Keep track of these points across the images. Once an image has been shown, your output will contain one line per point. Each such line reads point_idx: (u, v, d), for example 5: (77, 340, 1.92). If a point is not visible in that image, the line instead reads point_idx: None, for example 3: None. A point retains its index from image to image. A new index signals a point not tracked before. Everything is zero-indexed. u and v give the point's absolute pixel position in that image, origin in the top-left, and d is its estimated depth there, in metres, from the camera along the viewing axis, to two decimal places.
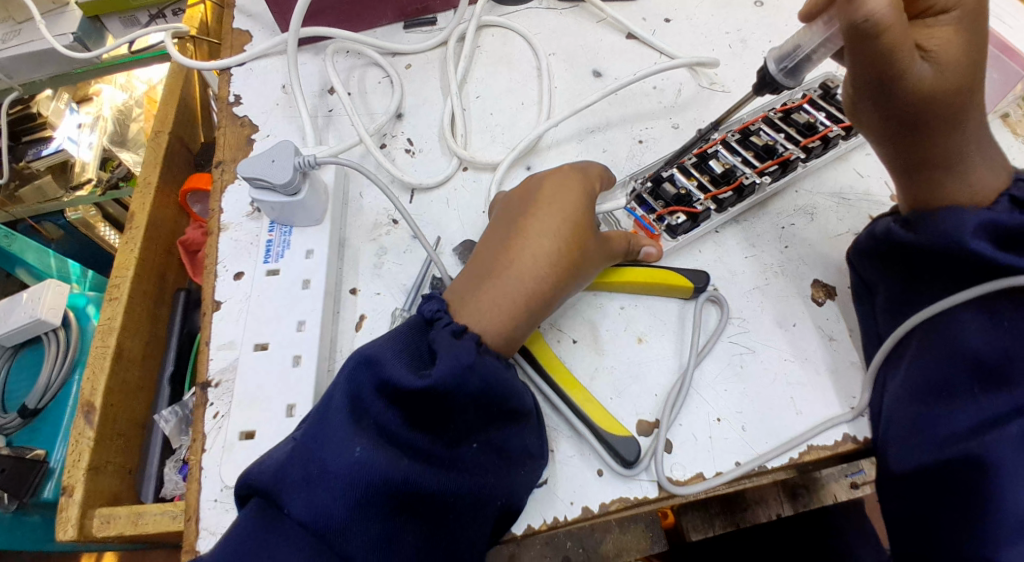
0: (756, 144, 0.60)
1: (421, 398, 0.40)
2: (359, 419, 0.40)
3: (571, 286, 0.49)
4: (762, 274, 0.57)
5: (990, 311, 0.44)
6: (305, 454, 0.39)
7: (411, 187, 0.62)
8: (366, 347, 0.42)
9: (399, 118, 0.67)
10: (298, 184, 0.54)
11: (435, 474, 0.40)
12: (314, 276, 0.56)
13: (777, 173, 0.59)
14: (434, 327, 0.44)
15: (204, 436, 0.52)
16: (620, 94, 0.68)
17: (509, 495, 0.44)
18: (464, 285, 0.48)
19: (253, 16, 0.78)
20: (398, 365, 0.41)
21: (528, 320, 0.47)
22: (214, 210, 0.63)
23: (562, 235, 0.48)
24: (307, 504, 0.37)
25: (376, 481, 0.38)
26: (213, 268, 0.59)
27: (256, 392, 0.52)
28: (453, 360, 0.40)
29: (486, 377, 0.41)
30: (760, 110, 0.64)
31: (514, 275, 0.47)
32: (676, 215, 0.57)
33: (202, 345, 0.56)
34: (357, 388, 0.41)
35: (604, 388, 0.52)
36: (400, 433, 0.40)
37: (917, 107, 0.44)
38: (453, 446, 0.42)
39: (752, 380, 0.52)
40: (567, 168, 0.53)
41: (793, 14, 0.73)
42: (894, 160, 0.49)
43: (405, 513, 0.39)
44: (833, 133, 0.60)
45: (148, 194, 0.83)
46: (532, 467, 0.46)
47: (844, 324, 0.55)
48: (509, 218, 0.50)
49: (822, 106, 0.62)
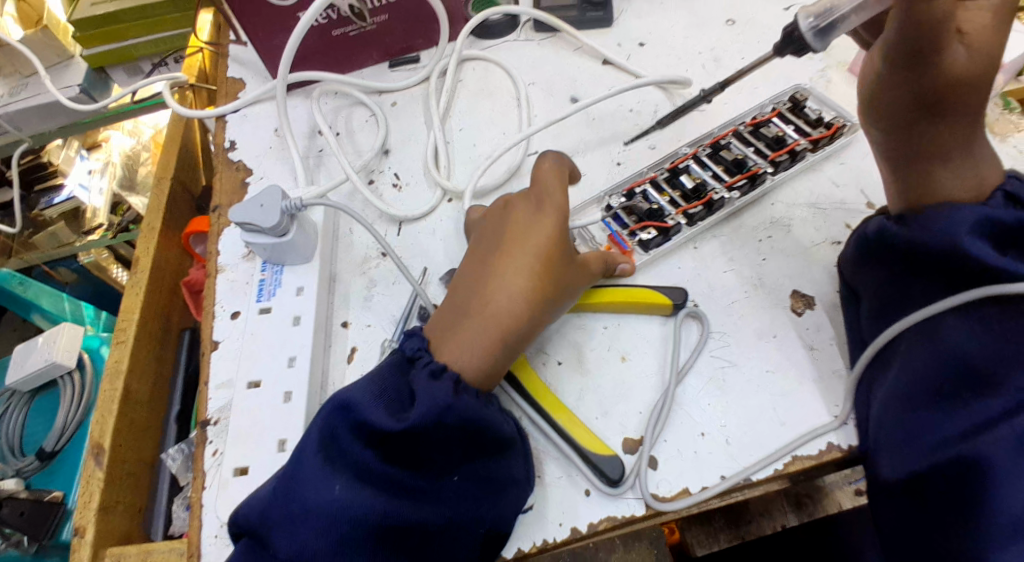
0: (726, 158, 0.63)
1: (400, 437, 0.42)
2: (336, 459, 0.42)
3: (549, 315, 0.51)
4: (741, 287, 0.59)
5: (976, 313, 0.44)
6: (286, 493, 0.41)
7: (398, 220, 0.64)
8: (346, 389, 0.44)
9: (385, 154, 0.70)
10: (286, 226, 0.57)
11: (417, 505, 0.42)
12: (303, 312, 0.58)
13: (746, 187, 0.62)
14: (415, 367, 0.46)
15: (205, 473, 0.54)
16: (598, 118, 0.70)
17: (493, 520, 0.46)
18: (444, 323, 0.49)
19: (245, 63, 0.82)
20: (376, 408, 0.42)
21: (506, 355, 0.49)
22: (211, 251, 0.65)
23: (533, 268, 0.49)
24: (290, 541, 0.40)
25: (359, 518, 0.40)
26: (211, 309, 0.62)
27: (251, 428, 0.53)
28: (431, 399, 0.42)
29: (463, 415, 0.43)
30: (732, 123, 0.67)
31: (492, 313, 0.48)
32: (648, 230, 0.60)
33: (201, 385, 0.58)
34: (339, 428, 0.42)
35: (591, 407, 0.53)
36: (382, 471, 0.42)
37: (939, 97, 0.42)
38: (434, 479, 0.44)
39: (733, 393, 0.53)
40: (540, 193, 0.54)
41: (765, 32, 0.75)
42: (889, 156, 0.47)
43: (389, 547, 0.41)
44: (801, 146, 0.63)
45: (152, 237, 0.86)
46: (517, 493, 0.47)
47: (825, 333, 0.56)
48: (484, 256, 0.52)
49: (790, 119, 0.65)
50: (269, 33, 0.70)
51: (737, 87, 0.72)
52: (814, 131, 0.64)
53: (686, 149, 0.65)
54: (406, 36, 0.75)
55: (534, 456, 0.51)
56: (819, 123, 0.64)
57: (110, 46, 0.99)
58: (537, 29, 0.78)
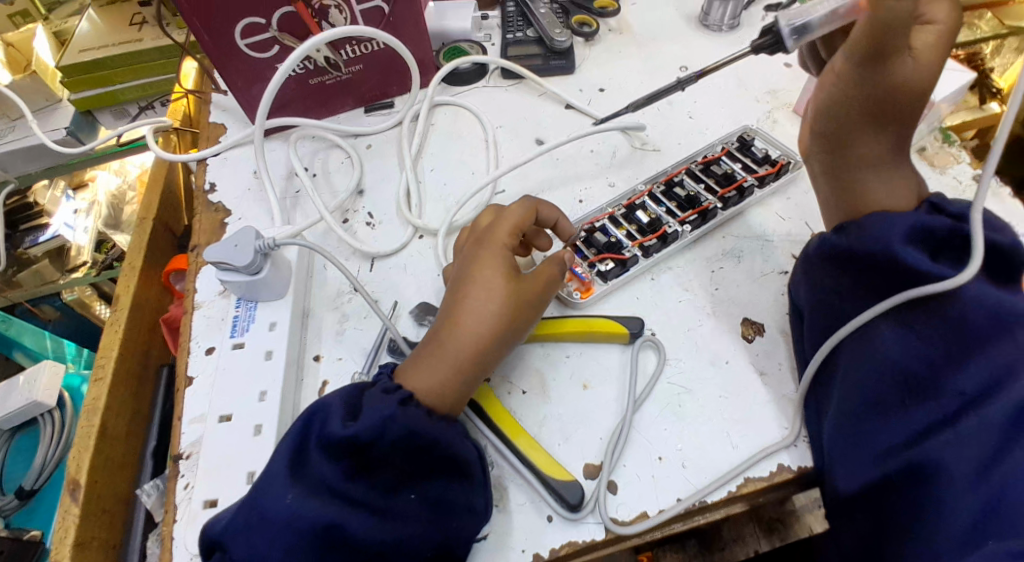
0: (678, 195, 0.67)
1: (350, 447, 0.45)
2: (300, 469, 0.45)
3: (511, 342, 0.53)
4: (695, 316, 0.62)
5: (905, 322, 0.48)
6: (251, 497, 0.45)
7: (371, 256, 0.67)
8: (317, 403, 0.48)
9: (359, 194, 0.73)
10: (259, 264, 0.59)
11: (364, 521, 0.44)
12: (276, 346, 0.60)
13: (697, 221, 0.66)
14: (370, 389, 0.49)
15: (176, 507, 0.55)
16: (561, 158, 0.75)
17: (438, 541, 0.47)
18: (414, 353, 0.53)
19: (227, 109, 0.85)
20: (335, 416, 0.46)
21: (469, 382, 0.52)
22: (189, 289, 0.68)
23: (502, 294, 0.53)
24: (247, 543, 0.43)
25: (304, 525, 0.43)
26: (187, 345, 0.64)
27: (224, 460, 0.55)
28: (378, 412, 0.46)
29: (407, 426, 0.46)
30: (685, 162, 0.72)
31: (453, 345, 0.51)
32: (606, 262, 0.63)
33: (175, 420, 0.60)
34: (300, 439, 0.46)
35: (553, 433, 0.55)
36: (333, 483, 0.45)
37: (882, 101, 0.50)
38: (386, 495, 0.46)
39: (688, 418, 0.56)
40: (500, 221, 0.57)
41: (712, 79, 0.83)
42: (828, 156, 0.55)
43: (335, 558, 0.43)
44: (747, 183, 0.67)
45: (133, 275, 0.88)
46: (469, 517, 0.49)
47: (774, 358, 0.59)
48: (453, 283, 0.55)
49: (737, 158, 0.71)
50: (249, 82, 0.74)
51: (691, 129, 0.77)
52: (760, 168, 0.69)
53: (642, 186, 0.70)
54: (381, 83, 0.80)
55: (498, 484, 0.53)
56: (764, 160, 0.70)
57: (98, 90, 1.03)
58: (505, 76, 0.83)
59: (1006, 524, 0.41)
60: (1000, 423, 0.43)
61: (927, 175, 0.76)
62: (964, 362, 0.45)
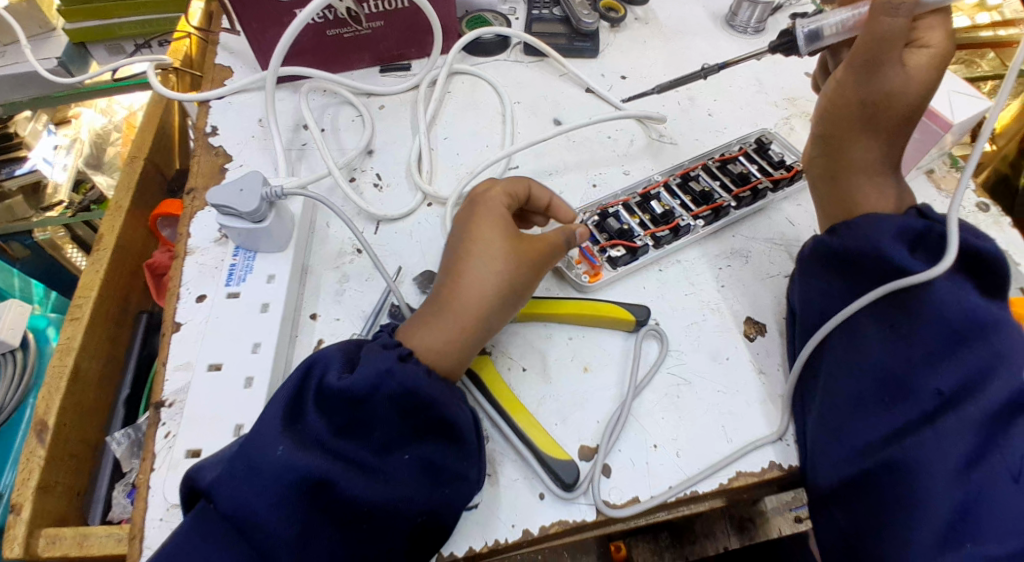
0: (694, 190, 0.67)
1: (345, 402, 0.44)
2: (292, 424, 0.44)
3: (509, 315, 0.52)
4: (699, 310, 0.62)
5: (889, 321, 0.49)
6: (236, 450, 0.43)
7: (377, 218, 0.66)
8: (316, 353, 0.47)
9: (369, 154, 0.71)
10: (264, 212, 0.57)
11: (356, 479, 0.43)
12: (273, 300, 0.58)
13: (710, 218, 0.65)
14: (367, 346, 0.48)
15: (154, 455, 0.53)
16: (577, 141, 0.74)
17: (430, 507, 0.46)
18: (414, 320, 0.51)
19: (235, 53, 0.82)
20: (332, 370, 0.45)
21: (467, 351, 0.50)
22: (182, 234, 0.65)
23: (505, 258, 0.52)
24: (233, 499, 0.41)
25: (294, 478, 0.41)
26: (177, 290, 0.61)
27: (209, 410, 0.53)
28: (377, 367, 0.45)
29: (402, 385, 0.44)
30: (701, 157, 0.72)
31: (453, 314, 0.50)
32: (616, 248, 0.63)
33: (159, 365, 0.58)
34: (296, 390, 0.45)
35: (549, 413, 0.55)
36: (326, 438, 0.44)
37: (874, 106, 0.53)
38: (377, 455, 0.45)
39: (687, 410, 0.56)
40: (502, 190, 0.56)
41: (732, 79, 0.82)
42: (824, 156, 0.57)
43: (322, 514, 0.42)
44: (762, 185, 0.67)
45: (119, 217, 0.84)
46: (464, 485, 0.48)
47: (774, 358, 0.59)
48: (453, 246, 0.54)
49: (755, 158, 0.70)
50: (265, 26, 0.71)
51: (709, 127, 0.77)
52: (776, 172, 0.69)
53: (658, 177, 0.69)
54: (399, 44, 0.77)
55: (491, 458, 0.53)
56: (780, 165, 0.69)
57: (92, 22, 0.98)
58: (527, 52, 0.81)
59: (976, 527, 0.42)
60: (975, 423, 0.43)
61: (933, 199, 0.77)
62: (943, 362, 0.46)
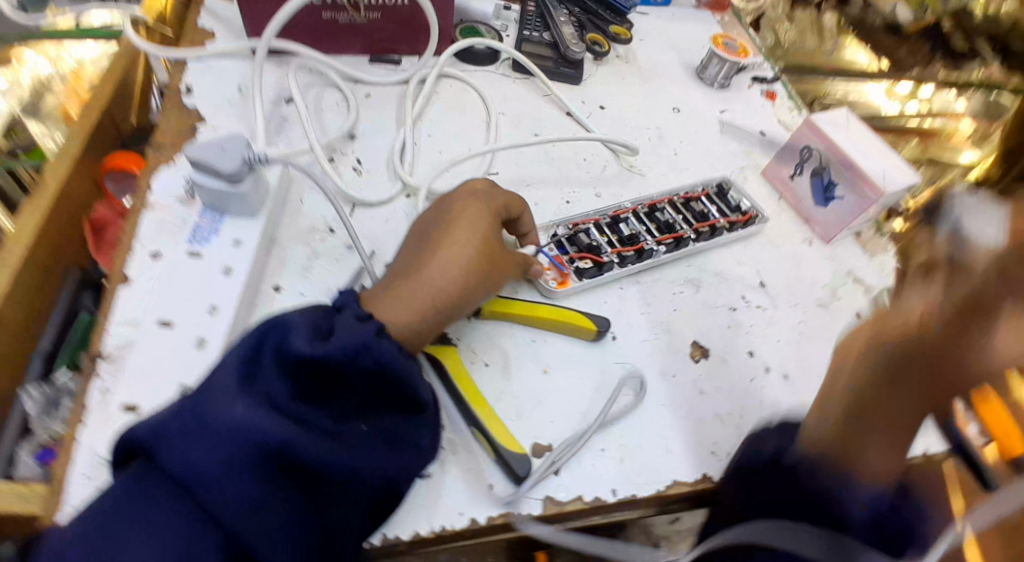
0: (659, 219, 0.71)
1: (312, 367, 0.43)
2: (250, 384, 0.42)
3: (474, 300, 0.54)
4: (651, 330, 0.65)
5: None
6: (190, 408, 0.41)
7: (354, 201, 0.66)
8: (278, 317, 0.45)
9: (351, 138, 0.72)
10: (242, 175, 0.56)
11: (319, 442, 0.42)
12: (236, 265, 0.57)
13: (671, 246, 0.69)
14: (340, 313, 0.47)
15: (87, 410, 0.50)
16: (556, 158, 0.77)
17: (388, 474, 0.46)
18: (379, 291, 0.52)
19: (221, 19, 0.81)
20: (299, 334, 0.43)
21: (431, 325, 0.51)
22: (142, 188, 0.63)
23: (476, 249, 0.54)
24: (180, 455, 0.39)
25: (257, 439, 0.39)
26: (130, 243, 0.59)
27: (157, 368, 0.52)
28: (351, 336, 0.44)
29: (381, 358, 0.45)
30: (668, 193, 0.76)
31: (420, 289, 0.51)
32: (584, 261, 0.66)
33: (102, 319, 0.55)
34: (256, 349, 0.43)
35: (507, 408, 0.57)
36: (282, 401, 0.41)
37: (923, 372, 0.46)
38: (338, 423, 0.45)
39: (634, 419, 0.59)
40: (486, 191, 0.58)
41: (701, 123, 0.87)
42: (884, 392, 0.48)
43: (280, 478, 0.40)
44: (720, 225, 0.72)
45: (65, 163, 0.80)
46: (417, 457, 0.49)
47: (714, 380, 0.63)
48: (426, 234, 0.55)
49: (715, 201, 0.75)
50: None
51: (674, 164, 0.81)
52: (732, 215, 0.74)
53: (627, 204, 0.73)
54: (393, 38, 0.78)
55: (447, 444, 0.54)
56: (736, 209, 0.75)
57: None
58: (515, 68, 0.84)
59: None
60: None
61: None
62: None
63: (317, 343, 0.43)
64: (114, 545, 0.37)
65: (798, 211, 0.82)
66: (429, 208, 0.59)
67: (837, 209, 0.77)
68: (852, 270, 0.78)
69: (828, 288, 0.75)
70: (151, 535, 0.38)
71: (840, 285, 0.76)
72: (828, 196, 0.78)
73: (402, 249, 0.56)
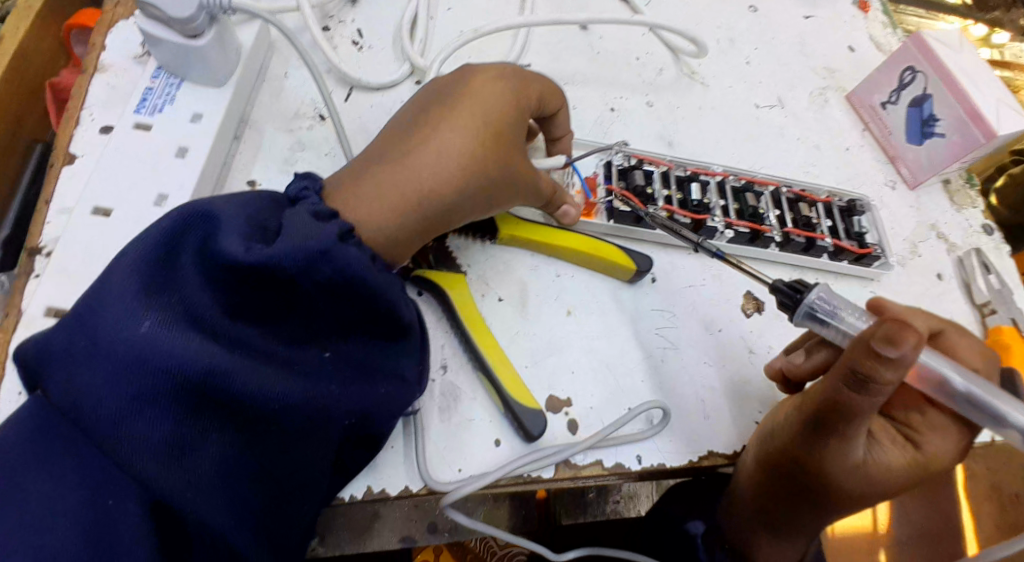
0: (746, 202, 0.55)
1: (250, 278, 0.31)
2: (161, 294, 0.30)
3: (470, 210, 0.42)
4: (700, 272, 0.54)
5: None
6: (82, 321, 0.30)
7: (350, 83, 0.53)
8: (207, 204, 0.33)
9: (352, 4, 0.58)
10: (203, 27, 0.44)
11: (261, 370, 0.32)
12: (193, 145, 0.46)
13: (745, 236, 0.54)
14: (294, 208, 0.35)
15: (19, 314, 0.41)
16: (602, 53, 0.63)
17: (360, 411, 0.36)
18: (350, 176, 0.40)
19: None
20: (229, 233, 0.32)
21: (408, 228, 0.40)
22: (93, 44, 0.51)
23: (487, 137, 0.41)
24: (68, 386, 0.29)
25: (172, 366, 0.29)
26: (76, 112, 0.48)
27: (94, 268, 0.42)
28: (304, 238, 0.32)
29: (345, 269, 0.33)
30: (779, 178, 0.60)
31: (399, 183, 0.39)
32: (624, 202, 0.53)
33: (40, 204, 0.45)
34: (172, 247, 0.31)
35: (521, 354, 0.47)
36: (211, 317, 0.31)
37: (849, 424, 0.37)
38: (292, 347, 0.34)
39: (668, 377, 0.49)
40: (505, 71, 0.44)
41: (783, 25, 0.71)
42: (817, 444, 0.40)
43: (210, 416, 0.30)
44: (822, 242, 0.55)
45: (27, 18, 0.64)
46: (399, 391, 0.38)
47: (769, 339, 0.53)
48: (423, 106, 0.43)
49: (834, 216, 0.58)
50: None
51: (744, 76, 0.66)
52: (845, 240, 0.57)
53: (718, 167, 0.58)
54: None
55: (449, 391, 0.45)
56: (854, 235, 0.57)
57: None
58: None
59: None
60: None
61: None
62: None
63: (255, 246, 0.32)
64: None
65: (884, 148, 0.65)
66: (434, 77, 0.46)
67: (926, 151, 0.61)
68: (937, 223, 0.63)
69: (907, 242, 0.61)
70: (44, 487, 0.28)
71: (922, 240, 0.61)
72: (925, 131, 0.61)
73: (386, 126, 0.44)
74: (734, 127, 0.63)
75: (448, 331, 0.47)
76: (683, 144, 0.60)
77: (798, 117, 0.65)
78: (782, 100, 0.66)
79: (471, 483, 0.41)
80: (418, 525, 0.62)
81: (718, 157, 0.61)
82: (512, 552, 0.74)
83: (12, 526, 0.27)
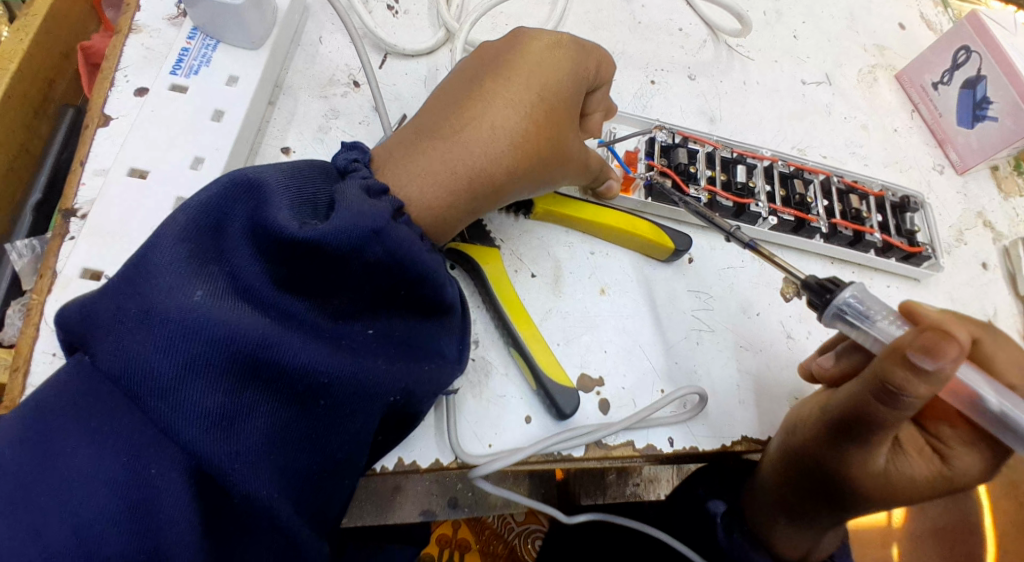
0: (793, 188, 0.54)
1: (303, 252, 0.31)
2: (206, 263, 0.30)
3: (516, 192, 0.42)
4: (740, 254, 0.52)
5: None
6: (125, 288, 0.29)
7: (386, 49, 0.52)
8: (254, 172, 0.33)
9: None
10: None
11: (305, 341, 0.31)
12: (229, 108, 0.45)
13: (788, 225, 0.52)
14: (344, 183, 0.34)
15: (53, 276, 0.41)
16: (644, 24, 0.61)
17: (407, 390, 0.34)
18: (393, 147, 0.39)
19: None
20: (278, 204, 0.32)
21: (454, 211, 0.39)
22: (128, 3, 0.50)
23: (531, 114, 0.40)
24: (113, 353, 0.28)
25: (221, 338, 0.28)
26: (111, 74, 0.48)
27: (129, 228, 0.41)
28: (357, 214, 0.32)
29: (395, 248, 0.32)
30: (827, 166, 0.58)
31: (439, 162, 0.38)
32: (663, 178, 0.52)
33: (75, 165, 0.45)
34: (220, 215, 0.31)
35: (553, 331, 0.47)
36: (259, 288, 0.31)
37: (876, 430, 0.36)
38: (335, 322, 0.34)
39: (702, 359, 0.48)
40: (556, 46, 0.42)
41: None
42: (838, 445, 0.39)
43: (257, 388, 0.30)
44: (871, 236, 0.53)
45: None
46: (442, 368, 0.37)
47: (807, 324, 0.51)
48: (469, 80, 0.42)
49: (886, 212, 0.56)
50: None
51: (790, 50, 0.63)
52: (895, 237, 0.54)
53: (767, 152, 0.56)
54: None
55: (481, 367, 0.44)
56: (905, 232, 0.55)
57: None
58: None
59: None
60: None
61: None
62: None
63: (309, 223, 0.32)
64: (44, 459, 0.28)
65: (933, 131, 0.62)
66: (479, 48, 0.44)
67: (978, 135, 0.58)
68: (984, 211, 0.60)
69: (953, 229, 0.59)
70: (91, 452, 0.28)
71: (968, 227, 0.59)
72: (976, 115, 0.58)
73: (429, 99, 0.43)
74: (778, 103, 0.60)
75: (480, 306, 0.46)
76: (725, 121, 0.58)
77: (846, 95, 0.63)
78: (829, 77, 0.63)
79: (502, 459, 0.41)
80: (439, 500, 0.61)
81: (761, 135, 0.59)
82: (529, 529, 0.74)
83: (57, 490, 0.27)
